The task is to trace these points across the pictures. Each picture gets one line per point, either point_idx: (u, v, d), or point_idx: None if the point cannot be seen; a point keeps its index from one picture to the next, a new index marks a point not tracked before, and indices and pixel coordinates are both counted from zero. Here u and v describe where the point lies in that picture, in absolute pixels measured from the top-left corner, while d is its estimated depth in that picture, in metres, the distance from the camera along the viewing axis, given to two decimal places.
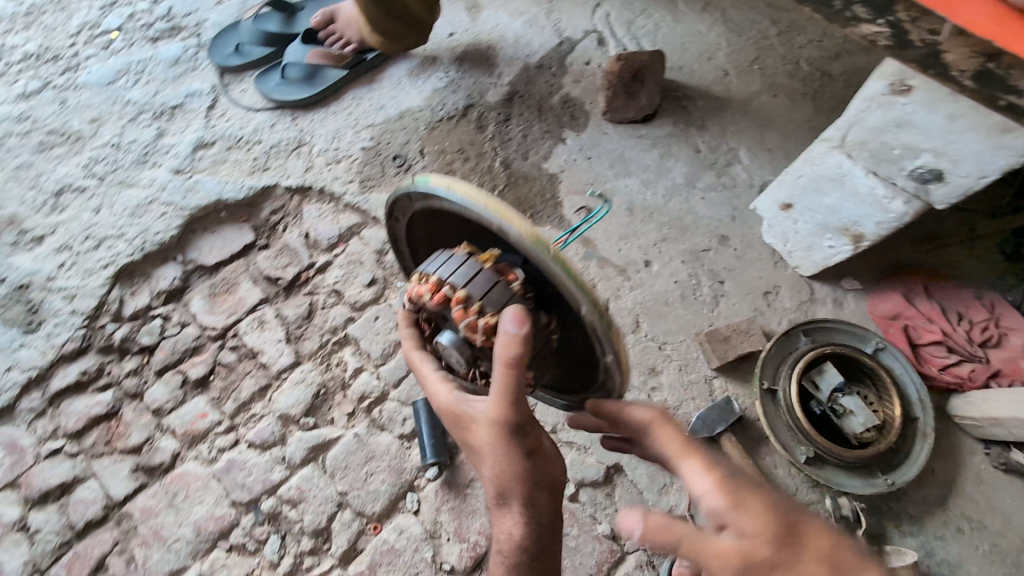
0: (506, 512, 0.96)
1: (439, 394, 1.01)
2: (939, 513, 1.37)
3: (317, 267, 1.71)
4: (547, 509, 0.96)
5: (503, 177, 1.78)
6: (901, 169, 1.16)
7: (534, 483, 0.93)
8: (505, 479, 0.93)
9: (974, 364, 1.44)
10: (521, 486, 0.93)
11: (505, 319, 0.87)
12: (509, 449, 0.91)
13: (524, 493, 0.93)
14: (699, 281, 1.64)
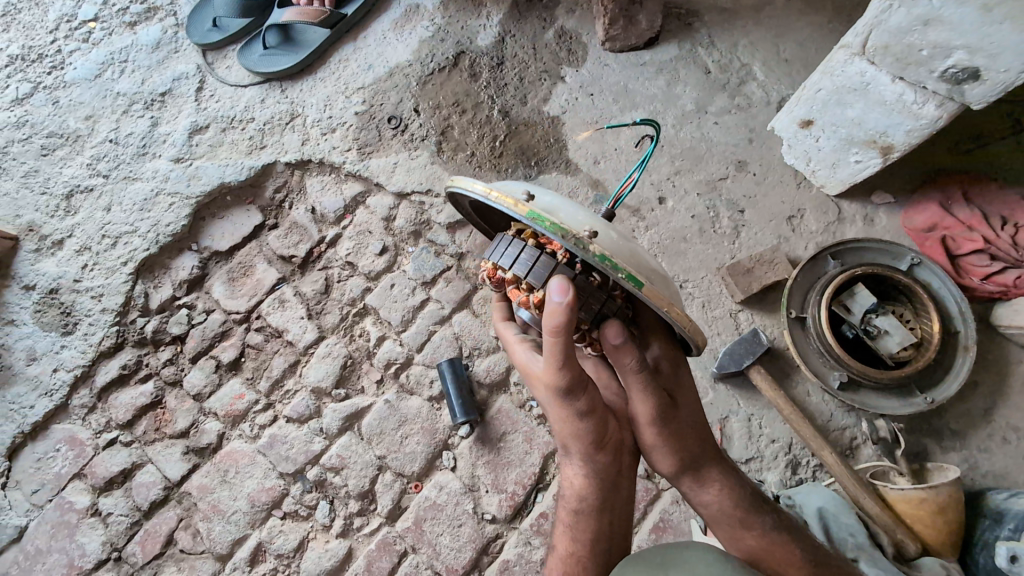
0: (571, 461, 1.03)
1: (513, 349, 1.01)
2: (983, 427, 1.35)
3: (327, 241, 1.70)
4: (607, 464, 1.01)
5: (503, 126, 1.71)
6: (932, 71, 1.05)
7: (594, 442, 0.98)
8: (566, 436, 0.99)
9: (1020, 270, 1.35)
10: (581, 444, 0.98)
11: (549, 289, 0.78)
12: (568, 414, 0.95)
13: (584, 449, 0.99)
14: (718, 212, 1.58)
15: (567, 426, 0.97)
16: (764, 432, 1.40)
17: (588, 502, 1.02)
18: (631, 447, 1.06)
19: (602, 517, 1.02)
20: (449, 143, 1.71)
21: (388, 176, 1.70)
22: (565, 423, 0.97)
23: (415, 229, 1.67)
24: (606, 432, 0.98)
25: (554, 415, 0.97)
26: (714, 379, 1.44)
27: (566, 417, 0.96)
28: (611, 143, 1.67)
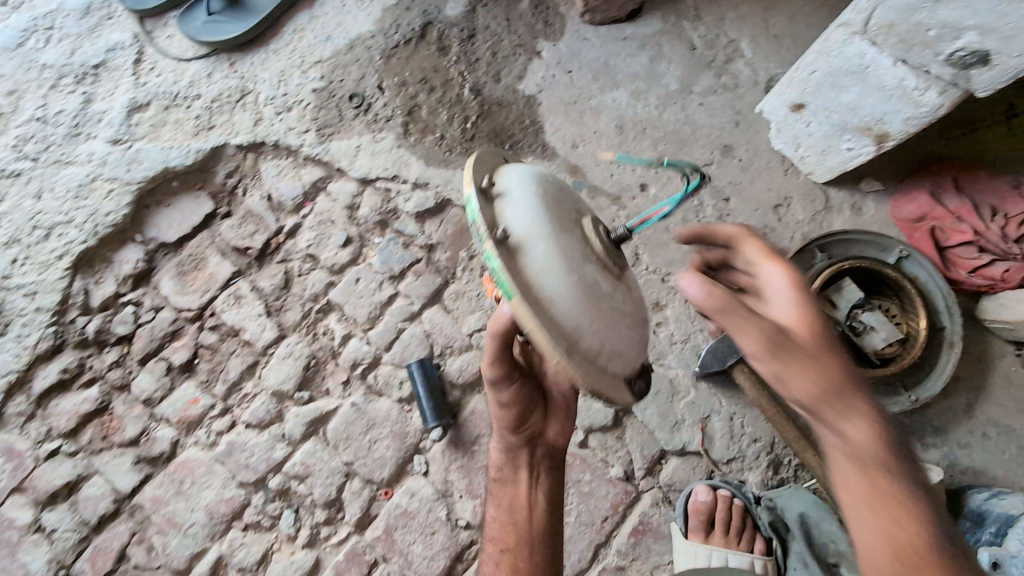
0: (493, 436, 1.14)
1: None
2: (965, 422, 1.33)
3: (286, 232, 1.57)
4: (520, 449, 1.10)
5: (475, 106, 1.59)
6: (938, 53, 0.97)
7: (510, 424, 1.07)
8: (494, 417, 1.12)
9: (1009, 263, 1.31)
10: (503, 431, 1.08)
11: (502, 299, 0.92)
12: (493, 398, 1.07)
13: (502, 428, 1.09)
14: (702, 200, 1.50)
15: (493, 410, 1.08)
16: (746, 431, 1.36)
17: (503, 476, 1.11)
18: (559, 441, 1.12)
19: (519, 496, 1.08)
20: (416, 125, 1.58)
21: (351, 160, 1.56)
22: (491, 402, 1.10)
23: (380, 219, 1.55)
24: (524, 419, 1.08)
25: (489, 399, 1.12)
26: (696, 377, 1.39)
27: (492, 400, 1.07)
28: (590, 125, 1.57)
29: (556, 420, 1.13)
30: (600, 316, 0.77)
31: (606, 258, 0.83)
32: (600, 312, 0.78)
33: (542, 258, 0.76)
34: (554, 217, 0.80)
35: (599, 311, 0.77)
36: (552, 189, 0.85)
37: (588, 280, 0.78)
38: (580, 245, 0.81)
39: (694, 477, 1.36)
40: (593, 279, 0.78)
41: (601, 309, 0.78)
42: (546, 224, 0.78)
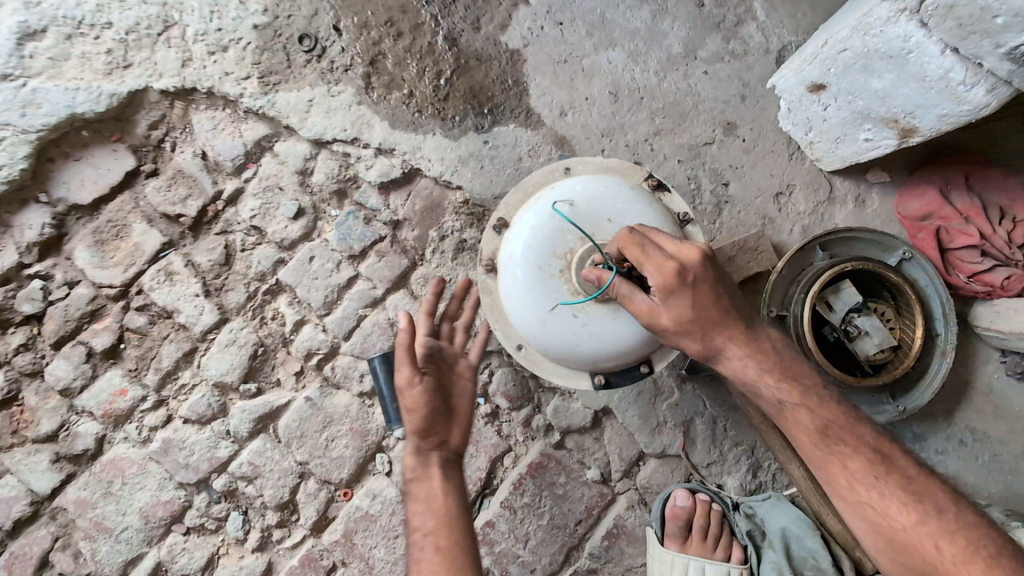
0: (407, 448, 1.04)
1: None
2: (943, 428, 1.32)
3: (225, 198, 1.35)
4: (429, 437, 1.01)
5: (450, 59, 1.36)
6: (999, 46, 0.83)
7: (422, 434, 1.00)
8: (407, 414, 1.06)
9: (1009, 270, 1.26)
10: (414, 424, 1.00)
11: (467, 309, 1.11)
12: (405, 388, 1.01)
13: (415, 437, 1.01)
14: (699, 184, 1.37)
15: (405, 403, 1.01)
16: (728, 434, 1.31)
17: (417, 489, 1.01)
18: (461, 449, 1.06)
19: (435, 485, 1.01)
20: (380, 78, 1.35)
21: (301, 117, 1.33)
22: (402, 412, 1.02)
23: (338, 188, 1.35)
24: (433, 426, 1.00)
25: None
26: (681, 378, 1.31)
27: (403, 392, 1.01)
28: (581, 91, 1.39)
29: (458, 429, 1.05)
30: (549, 337, 1.06)
31: (576, 291, 1.04)
32: (551, 334, 1.05)
33: (507, 290, 1.08)
34: (530, 255, 1.05)
35: (549, 332, 1.06)
36: (544, 226, 1.04)
37: (543, 309, 1.04)
38: (545, 283, 1.03)
39: (672, 479, 1.31)
40: (550, 309, 1.04)
41: (551, 331, 1.05)
42: (517, 267, 1.05)
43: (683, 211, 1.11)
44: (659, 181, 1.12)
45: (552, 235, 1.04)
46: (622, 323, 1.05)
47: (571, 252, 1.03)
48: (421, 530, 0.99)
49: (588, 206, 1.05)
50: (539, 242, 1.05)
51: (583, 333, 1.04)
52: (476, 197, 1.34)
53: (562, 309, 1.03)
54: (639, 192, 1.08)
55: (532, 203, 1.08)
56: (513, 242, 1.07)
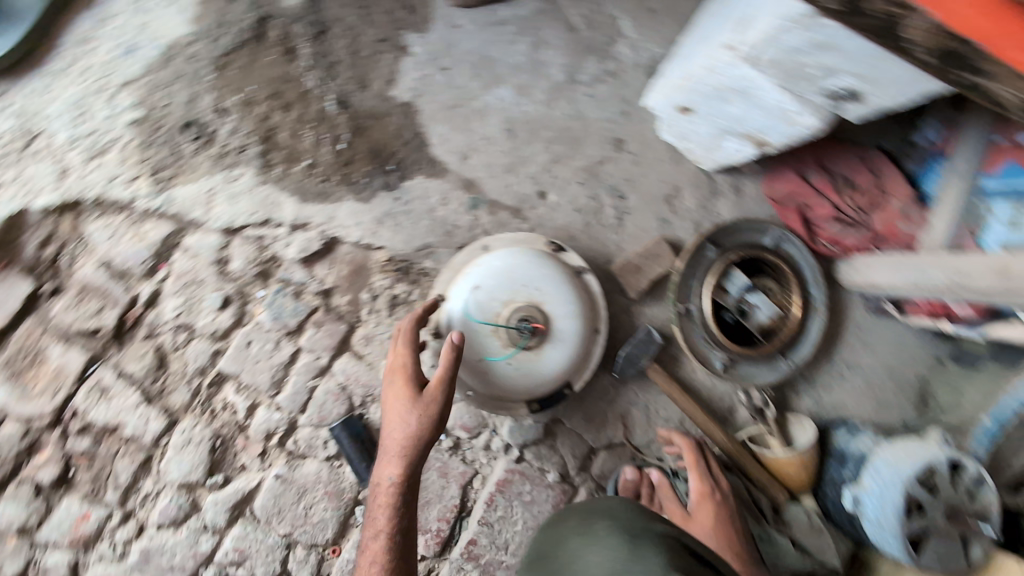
0: (390, 460, 1.12)
1: (401, 356, 1.20)
2: (828, 367, 1.59)
3: (143, 302, 1.32)
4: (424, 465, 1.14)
5: (345, 121, 1.38)
6: (817, 87, 1.02)
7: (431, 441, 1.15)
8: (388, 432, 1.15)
9: (860, 231, 1.52)
10: (415, 446, 1.12)
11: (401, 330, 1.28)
12: (415, 406, 1.13)
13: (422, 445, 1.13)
14: (600, 201, 1.51)
15: (409, 422, 1.13)
16: (661, 413, 1.51)
17: (401, 501, 1.10)
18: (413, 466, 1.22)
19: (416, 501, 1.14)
20: (278, 152, 1.35)
21: (206, 208, 1.32)
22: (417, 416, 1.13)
23: (260, 269, 1.36)
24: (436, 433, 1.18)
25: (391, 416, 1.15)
26: (615, 378, 1.49)
27: (411, 410, 1.13)
28: (478, 131, 1.46)
29: None
30: (485, 383, 1.30)
31: (505, 345, 1.28)
32: (487, 381, 1.29)
33: None
34: (466, 321, 1.28)
35: (484, 380, 1.30)
36: (472, 298, 1.28)
37: (479, 364, 1.29)
38: (481, 342, 1.28)
39: (621, 463, 1.51)
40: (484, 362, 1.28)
41: (487, 378, 1.29)
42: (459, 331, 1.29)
43: (578, 264, 1.39)
44: (556, 244, 1.39)
45: (479, 303, 1.28)
46: (545, 363, 1.30)
47: (497, 315, 1.28)
48: (381, 546, 1.08)
49: (508, 276, 1.30)
50: (471, 311, 1.28)
51: (515, 374, 1.29)
52: (399, 253, 1.41)
53: (496, 360, 1.28)
54: (544, 257, 1.34)
55: (463, 280, 1.32)
56: (449, 312, 1.31)
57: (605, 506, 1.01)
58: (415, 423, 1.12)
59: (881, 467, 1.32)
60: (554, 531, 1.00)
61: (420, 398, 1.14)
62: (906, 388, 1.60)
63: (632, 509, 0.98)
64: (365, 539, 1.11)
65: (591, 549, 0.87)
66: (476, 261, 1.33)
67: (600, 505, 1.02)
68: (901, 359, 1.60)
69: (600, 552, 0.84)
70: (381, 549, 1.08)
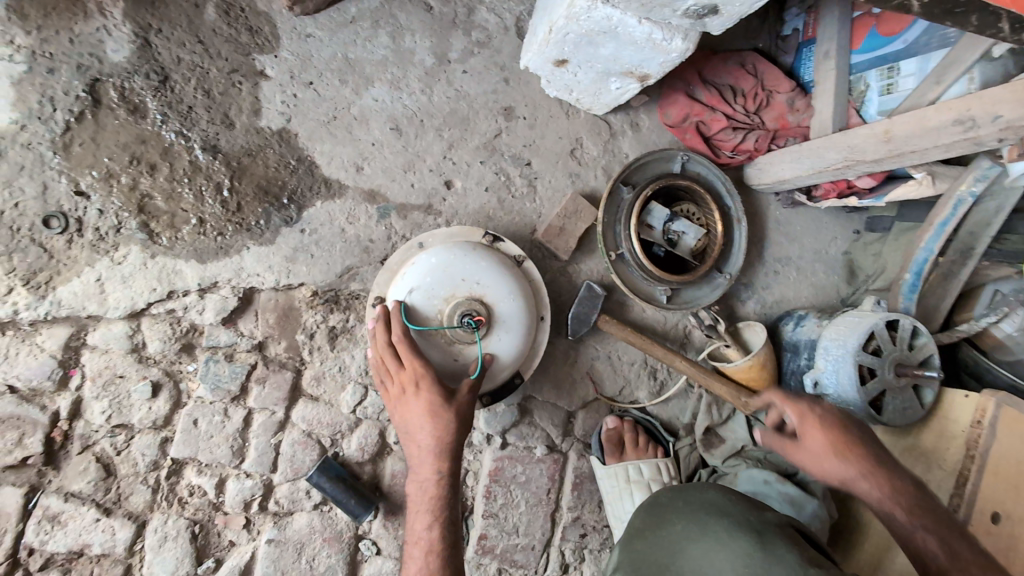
0: (427, 469, 1.13)
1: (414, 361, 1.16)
2: (762, 269, 1.65)
3: (66, 415, 1.23)
4: (460, 460, 1.16)
5: (222, 167, 1.29)
6: (675, 11, 1.02)
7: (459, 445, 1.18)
8: (416, 435, 1.14)
9: (756, 133, 1.55)
10: (450, 446, 1.14)
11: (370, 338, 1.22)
12: (440, 409, 1.14)
13: (457, 451, 1.15)
14: (507, 174, 1.49)
15: (437, 423, 1.14)
16: (624, 359, 1.55)
17: (443, 504, 1.12)
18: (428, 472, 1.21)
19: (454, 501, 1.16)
20: (159, 219, 1.26)
21: (100, 300, 1.22)
22: (449, 425, 1.14)
23: (182, 344, 1.28)
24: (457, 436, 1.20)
25: (413, 421, 1.15)
26: (571, 340, 1.50)
27: (436, 412, 1.14)
28: (364, 138, 1.39)
29: None
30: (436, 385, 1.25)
31: (451, 342, 1.24)
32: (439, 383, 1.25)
33: None
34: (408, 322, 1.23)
35: None
36: (411, 299, 1.24)
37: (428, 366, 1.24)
38: (425, 341, 1.24)
39: (600, 417, 1.54)
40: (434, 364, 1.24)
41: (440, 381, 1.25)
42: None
43: (516, 252, 1.39)
44: (493, 235, 1.39)
45: (419, 302, 1.24)
46: (494, 351, 1.28)
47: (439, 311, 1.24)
48: (432, 544, 1.08)
49: (444, 272, 1.26)
50: (410, 311, 1.24)
51: (466, 369, 1.26)
52: (323, 284, 1.36)
53: (444, 358, 1.24)
54: (482, 248, 1.33)
55: (398, 282, 1.28)
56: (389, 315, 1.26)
57: (699, 492, 0.97)
58: (443, 423, 1.14)
59: (830, 348, 1.38)
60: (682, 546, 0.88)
61: (443, 399, 1.15)
62: (833, 266, 1.70)
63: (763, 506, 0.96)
64: (411, 539, 1.10)
65: (695, 544, 0.87)
66: (409, 261, 1.29)
67: (694, 494, 0.97)
68: (823, 241, 1.70)
69: (715, 556, 0.84)
70: (432, 546, 1.08)
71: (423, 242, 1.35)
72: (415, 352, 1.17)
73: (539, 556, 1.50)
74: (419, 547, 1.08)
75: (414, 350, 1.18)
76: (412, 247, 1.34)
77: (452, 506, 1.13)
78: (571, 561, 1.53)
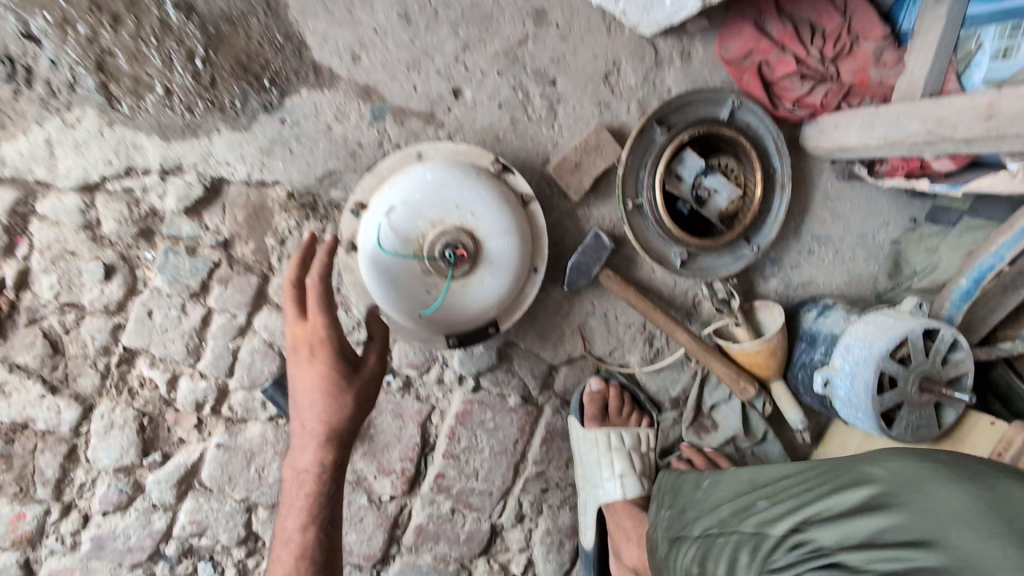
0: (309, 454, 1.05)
1: (321, 330, 0.99)
2: (796, 246, 1.47)
3: (13, 285, 1.15)
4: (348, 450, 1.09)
5: (195, 31, 1.11)
6: None
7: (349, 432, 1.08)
8: (304, 417, 1.04)
9: (828, 86, 1.31)
10: (339, 436, 1.05)
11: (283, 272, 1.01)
12: (336, 393, 1.02)
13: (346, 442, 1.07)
14: (527, 91, 1.28)
15: (329, 406, 1.02)
16: (621, 320, 1.41)
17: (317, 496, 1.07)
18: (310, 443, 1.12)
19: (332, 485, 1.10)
20: (120, 82, 1.10)
21: (49, 166, 1.11)
22: (342, 413, 1.03)
23: (140, 228, 1.17)
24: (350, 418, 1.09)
25: (305, 395, 1.02)
26: (567, 291, 1.36)
27: (329, 393, 1.01)
28: (366, 22, 1.19)
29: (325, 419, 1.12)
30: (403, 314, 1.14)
31: (426, 272, 1.11)
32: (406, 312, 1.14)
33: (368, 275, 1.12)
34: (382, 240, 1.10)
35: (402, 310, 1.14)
36: (391, 215, 1.09)
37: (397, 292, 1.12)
38: (398, 265, 1.10)
39: (585, 375, 1.43)
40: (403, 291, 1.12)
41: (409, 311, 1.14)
42: (376, 248, 1.10)
43: (526, 190, 1.22)
44: (503, 164, 1.20)
45: (399, 220, 1.09)
46: (472, 293, 1.15)
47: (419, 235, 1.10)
48: (303, 547, 1.05)
49: (435, 192, 1.10)
50: (387, 229, 1.09)
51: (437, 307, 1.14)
52: (300, 186, 1.21)
53: (415, 288, 1.12)
54: (486, 177, 1.16)
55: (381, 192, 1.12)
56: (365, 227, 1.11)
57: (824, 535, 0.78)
58: (335, 407, 1.02)
59: (853, 347, 1.22)
60: (913, 487, 0.74)
61: (340, 381, 1.02)
62: (877, 255, 1.50)
63: (774, 498, 0.93)
64: (281, 540, 1.06)
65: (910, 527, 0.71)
66: (400, 173, 1.13)
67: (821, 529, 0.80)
68: (874, 225, 1.49)
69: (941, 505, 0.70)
70: (303, 551, 1.04)
71: (421, 154, 1.17)
72: (327, 318, 0.99)
73: (495, 502, 1.45)
74: (288, 548, 1.05)
75: (328, 312, 0.99)
76: (407, 158, 1.16)
77: (330, 505, 1.08)
78: (528, 513, 1.48)
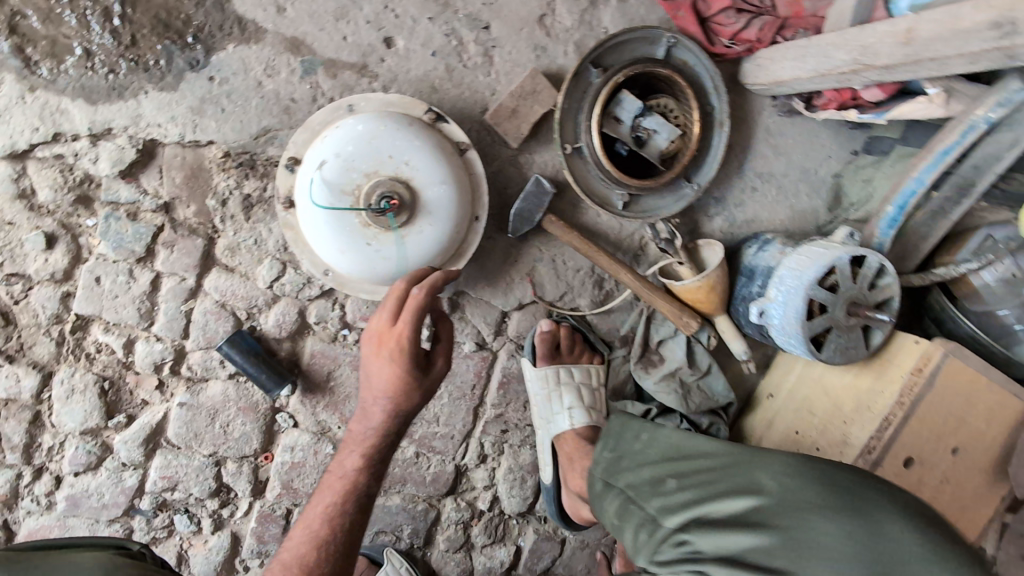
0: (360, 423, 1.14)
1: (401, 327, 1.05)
2: (739, 183, 1.49)
3: None
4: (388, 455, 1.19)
5: None
6: None
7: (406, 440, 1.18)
8: (372, 405, 1.12)
9: (763, 19, 1.31)
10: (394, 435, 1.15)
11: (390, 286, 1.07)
12: (402, 395, 1.09)
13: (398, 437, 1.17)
14: (460, 37, 1.27)
15: (397, 401, 1.10)
16: (569, 265, 1.45)
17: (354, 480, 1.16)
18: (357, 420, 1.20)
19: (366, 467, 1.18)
20: (37, 44, 1.10)
21: None
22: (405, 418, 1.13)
23: (76, 195, 1.18)
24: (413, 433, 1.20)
25: (372, 377, 1.09)
26: (515, 238, 1.38)
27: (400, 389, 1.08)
28: None
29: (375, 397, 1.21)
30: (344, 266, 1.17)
31: (362, 223, 1.13)
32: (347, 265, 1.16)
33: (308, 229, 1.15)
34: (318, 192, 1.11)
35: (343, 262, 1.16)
36: (325, 168, 1.11)
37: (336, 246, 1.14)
38: (335, 218, 1.12)
39: (537, 319, 1.47)
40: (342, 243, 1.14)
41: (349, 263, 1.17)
42: (313, 202, 1.12)
43: (463, 139, 1.23)
44: (438, 114, 1.21)
45: (333, 172, 1.10)
46: (412, 244, 1.17)
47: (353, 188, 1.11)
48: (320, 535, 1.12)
49: (367, 143, 1.11)
50: (321, 181, 1.11)
51: (377, 258, 1.16)
52: (235, 145, 1.21)
53: (353, 240, 1.14)
54: (419, 127, 1.16)
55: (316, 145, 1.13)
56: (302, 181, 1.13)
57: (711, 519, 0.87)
58: (403, 404, 1.11)
59: (786, 278, 1.27)
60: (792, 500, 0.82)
61: (410, 385, 1.09)
62: (820, 189, 1.53)
63: (684, 478, 0.98)
64: (303, 523, 1.14)
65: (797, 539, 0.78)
66: (333, 125, 1.14)
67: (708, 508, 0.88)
68: (816, 159, 1.51)
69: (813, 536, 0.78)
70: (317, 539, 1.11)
71: (354, 106, 1.17)
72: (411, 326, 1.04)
73: (458, 444, 1.52)
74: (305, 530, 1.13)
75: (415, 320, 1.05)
76: (341, 109, 1.17)
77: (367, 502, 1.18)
78: (490, 452, 1.55)
